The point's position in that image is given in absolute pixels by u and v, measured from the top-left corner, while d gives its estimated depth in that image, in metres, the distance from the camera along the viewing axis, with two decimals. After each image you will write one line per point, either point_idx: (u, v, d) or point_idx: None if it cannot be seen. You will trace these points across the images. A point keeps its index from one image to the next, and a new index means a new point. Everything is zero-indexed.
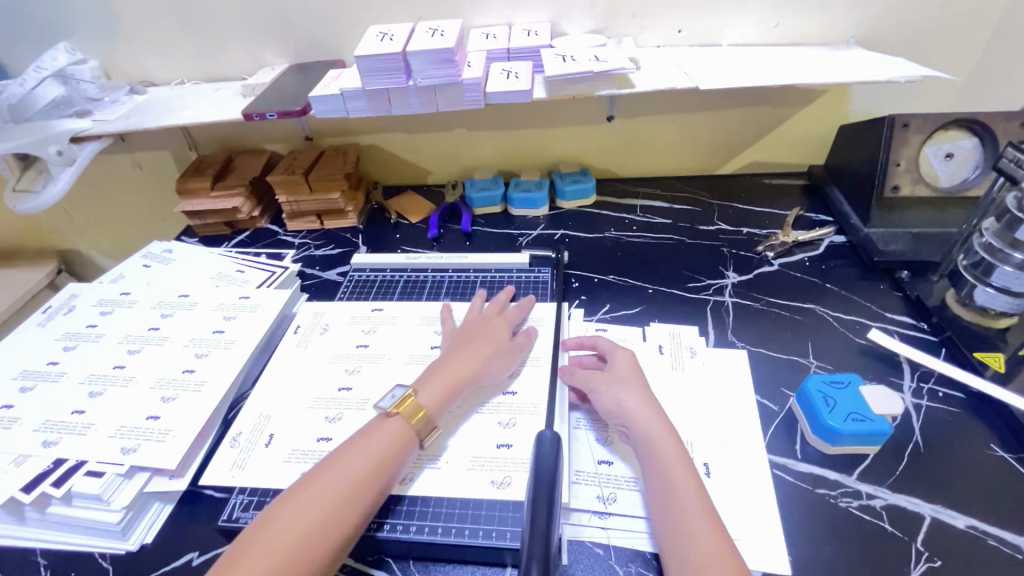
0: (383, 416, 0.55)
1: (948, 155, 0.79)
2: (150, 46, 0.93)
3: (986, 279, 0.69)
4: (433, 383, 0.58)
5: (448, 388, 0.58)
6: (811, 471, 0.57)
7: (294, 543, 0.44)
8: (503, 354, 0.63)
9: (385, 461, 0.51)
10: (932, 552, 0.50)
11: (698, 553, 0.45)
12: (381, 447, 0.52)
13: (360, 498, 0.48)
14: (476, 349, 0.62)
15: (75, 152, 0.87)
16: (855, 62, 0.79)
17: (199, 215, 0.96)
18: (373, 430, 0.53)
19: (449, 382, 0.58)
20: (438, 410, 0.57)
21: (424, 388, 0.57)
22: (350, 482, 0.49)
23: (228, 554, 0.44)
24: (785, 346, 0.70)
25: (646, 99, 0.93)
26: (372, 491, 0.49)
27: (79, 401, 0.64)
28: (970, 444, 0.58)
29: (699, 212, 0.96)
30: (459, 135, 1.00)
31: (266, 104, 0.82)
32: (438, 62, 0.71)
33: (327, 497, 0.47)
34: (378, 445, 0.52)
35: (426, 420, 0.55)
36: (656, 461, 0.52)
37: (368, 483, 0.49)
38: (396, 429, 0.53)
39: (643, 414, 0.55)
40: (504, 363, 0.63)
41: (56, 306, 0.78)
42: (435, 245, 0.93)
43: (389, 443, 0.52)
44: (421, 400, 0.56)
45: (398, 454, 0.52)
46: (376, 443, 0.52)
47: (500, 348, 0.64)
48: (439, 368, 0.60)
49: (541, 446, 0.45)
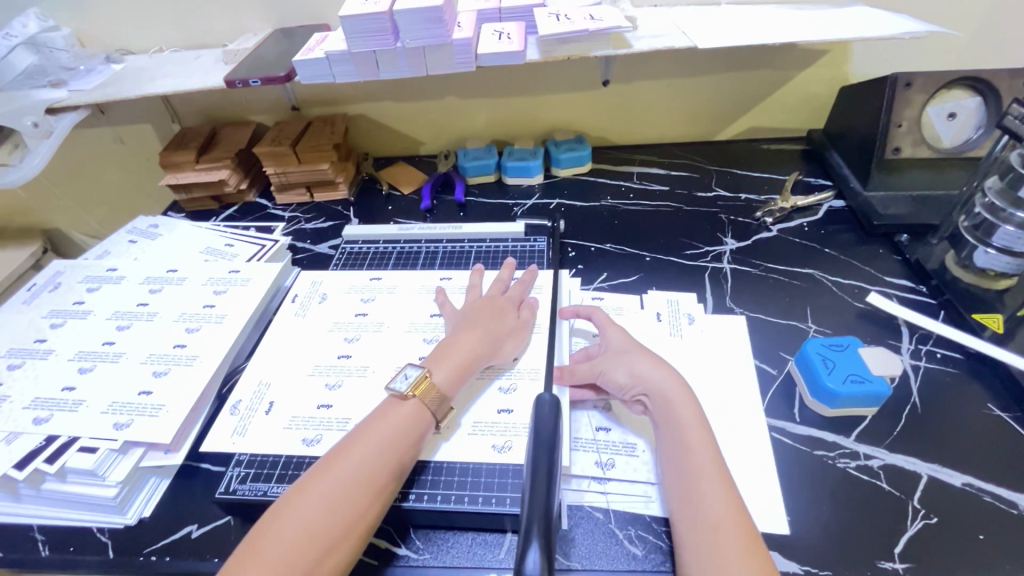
0: (397, 398, 0.53)
1: (952, 115, 0.77)
2: (124, 12, 0.89)
3: (987, 240, 0.67)
4: (445, 363, 0.56)
5: (462, 367, 0.57)
6: (809, 433, 0.57)
7: (315, 534, 0.44)
8: (512, 332, 0.62)
9: (400, 445, 0.50)
10: (928, 509, 0.50)
11: (711, 517, 0.44)
12: (396, 432, 0.51)
13: (377, 486, 0.47)
14: (486, 326, 0.61)
15: (51, 123, 0.83)
16: (857, 19, 0.77)
17: (185, 189, 0.93)
18: (386, 415, 0.52)
19: (463, 361, 0.57)
20: (452, 390, 0.55)
21: (436, 368, 0.56)
22: (366, 469, 0.48)
23: (243, 545, 0.43)
24: (785, 311, 0.70)
25: (641, 62, 0.91)
26: (389, 478, 0.48)
27: (69, 378, 0.63)
28: (968, 404, 0.58)
29: (696, 178, 0.94)
30: (450, 103, 0.97)
31: (248, 70, 0.79)
32: (426, 22, 0.67)
33: (343, 486, 0.46)
34: (393, 429, 0.51)
35: (441, 401, 0.54)
36: (665, 428, 0.51)
37: (384, 471, 0.48)
38: (410, 413, 0.52)
39: (654, 381, 0.54)
40: (514, 340, 0.62)
41: (41, 284, 0.76)
42: (429, 216, 0.91)
43: (405, 428, 0.51)
44: (435, 379, 0.55)
45: (413, 438, 0.51)
46: (391, 428, 0.51)
47: (510, 325, 0.62)
48: (450, 347, 0.58)
49: (540, 408, 0.46)
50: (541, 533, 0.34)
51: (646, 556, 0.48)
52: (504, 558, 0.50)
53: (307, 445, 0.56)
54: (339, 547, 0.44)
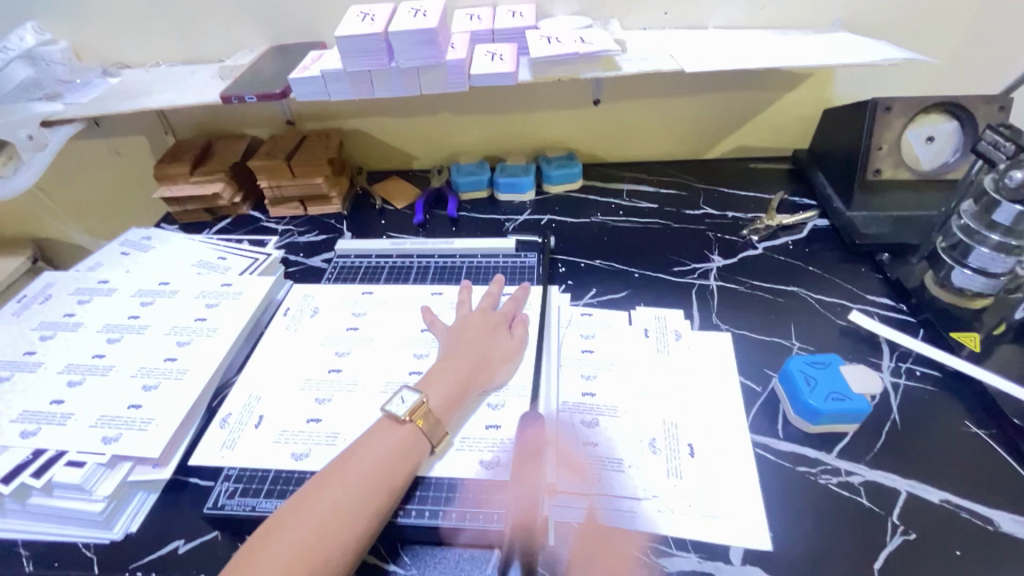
0: (392, 421, 0.54)
1: (929, 138, 0.79)
2: (123, 27, 0.90)
3: (963, 260, 0.69)
4: (440, 385, 0.57)
5: (456, 391, 0.57)
6: (791, 449, 0.58)
7: (308, 552, 0.44)
8: (505, 355, 0.63)
9: (394, 465, 0.51)
10: (906, 525, 0.51)
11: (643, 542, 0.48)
12: (389, 452, 0.51)
13: (370, 504, 0.48)
14: (480, 349, 0.62)
15: (46, 137, 0.84)
16: (839, 45, 0.79)
17: (179, 201, 0.94)
18: (380, 435, 0.52)
19: (458, 384, 0.58)
20: (447, 413, 0.56)
21: (431, 391, 0.57)
22: (359, 487, 0.48)
23: (236, 562, 0.44)
24: (769, 328, 0.71)
25: (631, 82, 0.93)
26: (383, 496, 0.49)
27: (58, 390, 0.63)
28: (945, 421, 0.60)
29: (684, 195, 0.96)
30: (444, 119, 0.99)
31: (245, 86, 0.80)
32: (421, 43, 0.69)
33: (335, 504, 0.47)
34: (387, 450, 0.51)
35: (437, 426, 0.54)
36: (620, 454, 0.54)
37: (377, 489, 0.49)
38: (405, 436, 0.53)
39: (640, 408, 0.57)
40: (507, 363, 0.62)
41: (32, 295, 0.76)
42: (422, 230, 0.92)
43: (399, 449, 0.52)
44: (431, 403, 0.55)
45: (407, 458, 0.52)
46: (384, 449, 0.51)
47: (502, 348, 0.63)
48: (444, 370, 0.59)
49: None
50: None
51: (631, 571, 0.49)
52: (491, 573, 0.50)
53: (296, 460, 0.56)
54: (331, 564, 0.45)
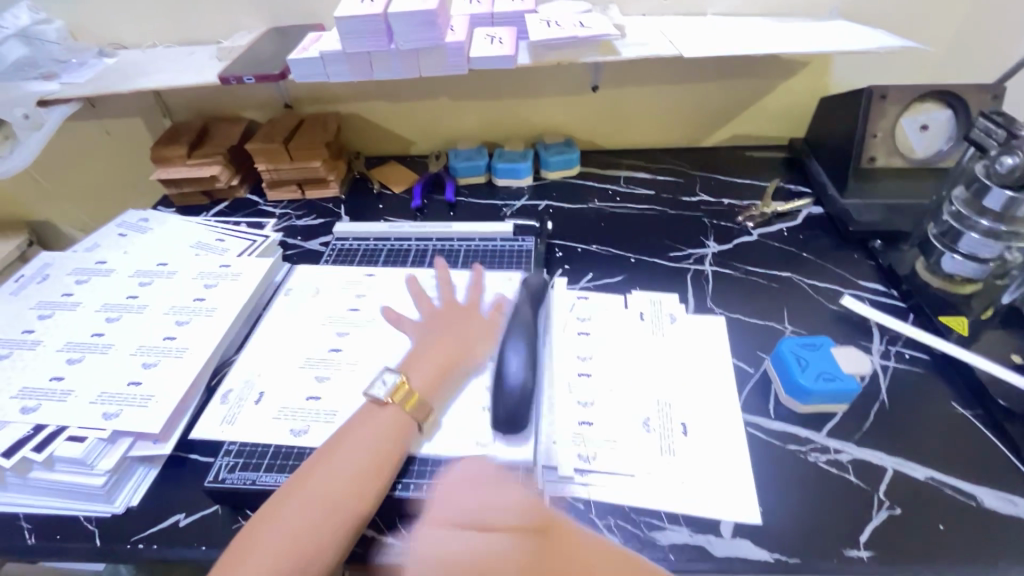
0: (375, 404, 0.54)
1: (924, 127, 0.80)
2: (119, 6, 0.89)
3: (954, 246, 0.70)
4: (422, 367, 0.58)
5: (439, 371, 0.58)
6: (782, 428, 0.59)
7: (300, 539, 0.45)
8: (482, 333, 0.63)
9: (383, 451, 0.51)
10: (892, 501, 0.53)
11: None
12: (379, 437, 0.52)
13: (361, 490, 0.49)
14: (457, 329, 0.63)
15: (42, 115, 0.84)
16: (837, 33, 0.80)
17: (176, 184, 0.94)
18: (367, 419, 0.53)
19: (440, 365, 0.59)
20: (431, 393, 0.57)
21: (414, 372, 0.58)
22: (352, 474, 0.49)
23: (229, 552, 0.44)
24: (763, 312, 0.72)
25: (630, 69, 0.94)
26: (376, 484, 0.49)
27: (58, 368, 0.63)
28: (933, 402, 0.61)
29: (681, 183, 0.96)
30: (443, 104, 0.99)
31: (243, 67, 0.80)
32: (420, 25, 0.69)
33: (327, 489, 0.48)
34: (376, 436, 0.52)
35: (421, 407, 0.55)
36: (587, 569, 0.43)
37: (369, 474, 0.50)
38: (392, 419, 0.53)
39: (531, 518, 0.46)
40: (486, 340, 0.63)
41: (30, 275, 0.76)
42: (419, 215, 0.93)
43: (388, 432, 0.53)
44: (414, 385, 0.56)
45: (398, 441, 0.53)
46: (372, 435, 0.52)
47: (478, 327, 0.64)
48: (423, 353, 0.60)
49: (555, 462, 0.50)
50: (526, 352, 0.59)
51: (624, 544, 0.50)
52: None
53: (295, 436, 0.57)
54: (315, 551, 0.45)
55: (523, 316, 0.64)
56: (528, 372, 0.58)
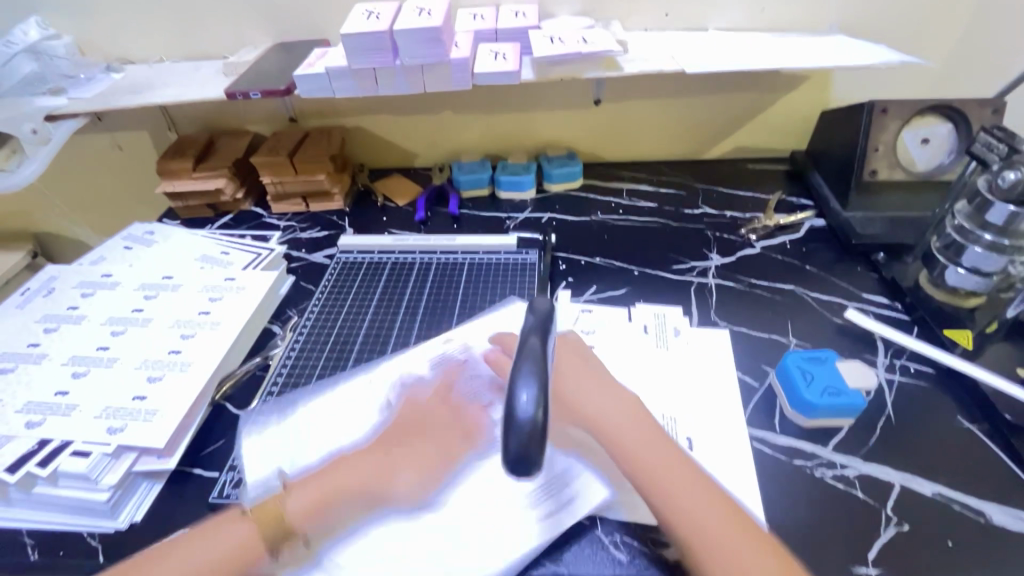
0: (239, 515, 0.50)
1: (925, 140, 0.81)
2: (128, 23, 0.91)
3: (957, 259, 0.70)
4: (307, 489, 0.51)
5: (323, 498, 0.50)
6: (788, 443, 0.59)
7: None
8: (412, 464, 0.53)
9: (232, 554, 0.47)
10: (900, 517, 0.52)
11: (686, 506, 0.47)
12: (234, 540, 0.48)
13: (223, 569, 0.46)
14: (389, 451, 0.54)
15: (49, 131, 0.85)
16: (838, 48, 0.80)
17: (181, 197, 0.94)
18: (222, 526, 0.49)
19: (328, 489, 0.51)
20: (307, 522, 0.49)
21: (298, 495, 0.51)
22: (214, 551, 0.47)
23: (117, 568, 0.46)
24: (767, 326, 0.72)
25: (632, 83, 0.94)
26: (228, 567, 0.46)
27: (62, 382, 0.63)
28: (940, 417, 0.61)
29: (683, 195, 0.97)
30: (447, 117, 0.99)
31: (250, 82, 0.80)
32: (425, 41, 0.70)
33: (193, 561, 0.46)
34: (233, 534, 0.48)
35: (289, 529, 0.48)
36: (636, 469, 0.50)
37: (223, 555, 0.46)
38: (243, 528, 0.48)
39: (607, 408, 0.54)
40: (411, 472, 0.53)
41: (35, 288, 0.76)
42: (423, 227, 0.93)
43: (230, 539, 0.48)
44: (291, 510, 0.49)
45: (243, 553, 0.47)
46: (225, 537, 0.48)
47: (415, 454, 0.54)
48: (328, 474, 0.52)
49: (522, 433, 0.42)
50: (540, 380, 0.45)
51: (630, 561, 0.50)
52: None
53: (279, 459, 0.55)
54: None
55: (534, 345, 0.49)
56: (543, 408, 0.44)
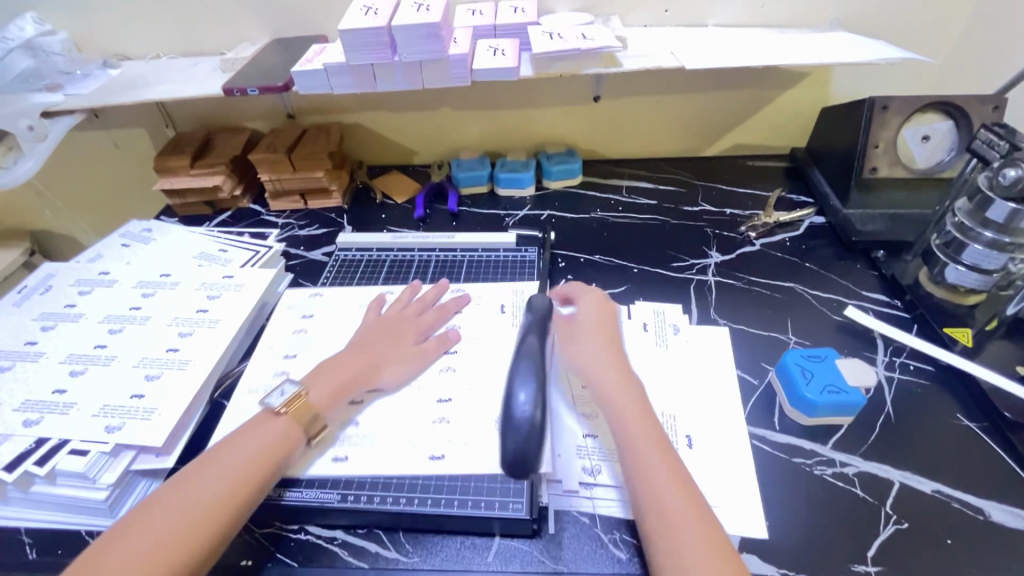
0: (269, 414, 0.54)
1: (925, 137, 0.81)
2: (124, 20, 0.90)
3: (958, 257, 0.70)
4: (322, 381, 0.58)
5: (339, 388, 0.57)
6: (788, 441, 0.59)
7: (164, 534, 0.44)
8: (400, 356, 0.62)
9: (261, 457, 0.50)
10: (899, 515, 0.52)
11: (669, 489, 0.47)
12: (264, 445, 0.51)
13: (235, 493, 0.48)
14: (378, 347, 0.62)
15: (46, 128, 0.84)
16: (839, 44, 0.80)
17: (178, 194, 0.94)
18: (254, 429, 0.52)
19: (342, 379, 0.58)
20: (328, 408, 0.56)
21: (314, 386, 0.57)
22: (228, 476, 0.48)
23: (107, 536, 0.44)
24: (766, 323, 0.72)
25: (632, 80, 0.94)
26: (247, 486, 0.48)
27: (60, 380, 0.63)
28: (939, 415, 0.61)
29: (683, 192, 0.97)
30: (446, 114, 0.99)
31: (247, 79, 0.80)
32: (423, 38, 0.69)
33: (206, 491, 0.47)
34: (260, 444, 0.51)
35: (314, 418, 0.55)
36: (627, 440, 0.51)
37: (245, 475, 0.49)
38: (279, 428, 0.53)
39: (608, 375, 0.56)
40: (400, 364, 0.62)
41: (32, 286, 0.76)
42: (422, 225, 0.93)
43: (267, 442, 0.52)
44: (312, 398, 0.56)
45: (277, 455, 0.51)
46: (257, 441, 0.51)
47: (400, 348, 0.63)
48: (333, 366, 0.59)
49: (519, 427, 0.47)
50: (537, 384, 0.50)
51: (630, 559, 0.50)
52: (492, 562, 0.50)
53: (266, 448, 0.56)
54: (198, 549, 0.44)
55: (531, 345, 0.54)
56: (541, 408, 0.48)
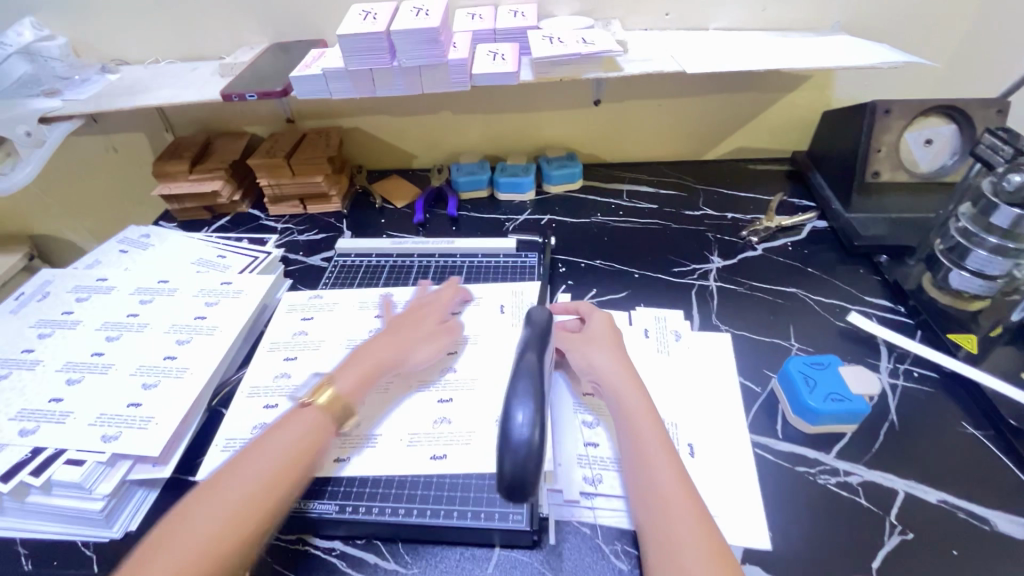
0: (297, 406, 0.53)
1: (928, 141, 0.80)
2: (123, 24, 0.90)
3: (961, 263, 0.71)
4: (349, 371, 0.56)
5: (367, 374, 0.57)
6: (791, 449, 0.58)
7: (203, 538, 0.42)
8: (426, 340, 0.63)
9: (298, 451, 0.49)
10: (904, 526, 0.52)
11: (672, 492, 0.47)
12: (299, 437, 0.50)
13: (275, 488, 0.46)
14: (400, 334, 0.62)
15: (43, 133, 0.84)
16: (840, 48, 0.80)
17: (177, 199, 0.93)
18: (287, 420, 0.51)
19: (367, 368, 0.57)
20: (357, 397, 0.55)
21: (342, 375, 0.56)
22: (269, 472, 0.47)
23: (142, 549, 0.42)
24: (769, 329, 0.71)
25: (633, 83, 0.94)
26: (288, 480, 0.47)
27: (57, 389, 0.62)
28: (944, 423, 0.60)
29: (684, 196, 0.96)
30: (446, 118, 0.99)
31: (246, 84, 0.79)
32: (423, 42, 0.69)
33: (241, 491, 0.45)
34: (294, 437, 0.50)
35: (345, 407, 0.54)
36: (633, 438, 0.51)
37: (285, 468, 0.48)
38: (312, 418, 0.52)
39: (615, 372, 0.57)
40: (429, 348, 0.63)
41: (30, 292, 0.75)
42: (422, 229, 0.92)
43: (302, 434, 0.50)
44: (339, 389, 0.55)
45: (313, 446, 0.50)
46: (293, 432, 0.50)
47: (423, 333, 0.63)
48: (359, 355, 0.58)
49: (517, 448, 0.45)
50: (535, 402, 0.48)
51: (631, 571, 0.49)
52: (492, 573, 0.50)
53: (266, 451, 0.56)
54: (235, 549, 0.43)
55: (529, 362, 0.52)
56: (539, 428, 0.46)
